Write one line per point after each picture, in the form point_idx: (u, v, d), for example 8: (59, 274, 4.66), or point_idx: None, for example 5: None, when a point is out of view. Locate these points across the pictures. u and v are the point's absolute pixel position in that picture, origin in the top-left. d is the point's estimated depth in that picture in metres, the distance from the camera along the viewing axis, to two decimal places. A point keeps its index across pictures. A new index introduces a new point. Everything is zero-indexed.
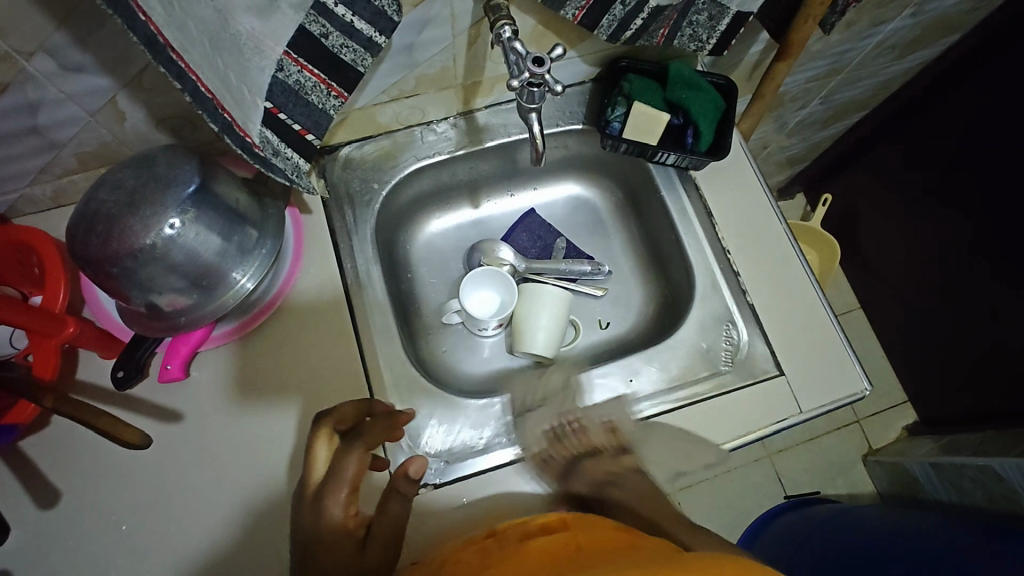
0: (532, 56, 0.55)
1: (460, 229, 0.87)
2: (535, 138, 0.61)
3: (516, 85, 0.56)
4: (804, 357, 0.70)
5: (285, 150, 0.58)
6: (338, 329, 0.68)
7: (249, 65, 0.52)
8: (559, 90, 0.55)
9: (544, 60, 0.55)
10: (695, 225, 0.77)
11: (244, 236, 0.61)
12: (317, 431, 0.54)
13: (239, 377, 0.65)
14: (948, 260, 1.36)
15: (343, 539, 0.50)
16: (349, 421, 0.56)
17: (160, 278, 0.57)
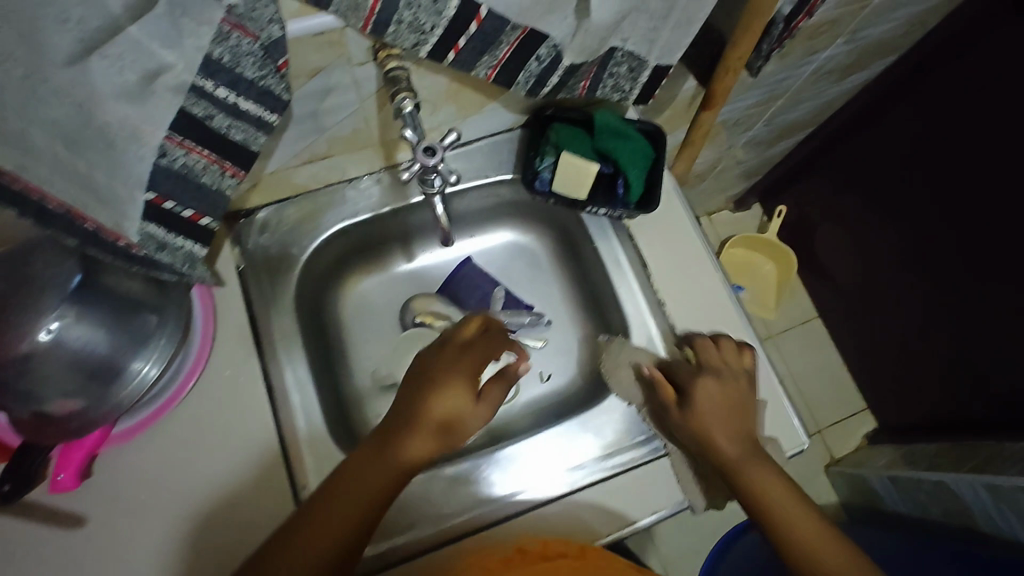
0: (423, 147, 0.55)
1: (396, 281, 0.83)
2: (441, 220, 0.65)
3: (409, 176, 0.58)
4: None
5: (174, 240, 0.54)
6: (258, 410, 0.65)
7: (122, 158, 0.47)
8: (453, 181, 0.59)
9: (435, 149, 0.55)
10: (632, 279, 0.74)
11: (138, 322, 0.56)
12: (471, 318, 0.68)
13: (148, 470, 0.62)
14: (898, 272, 1.37)
15: (384, 470, 0.57)
16: (488, 325, 0.68)
17: (44, 383, 0.52)
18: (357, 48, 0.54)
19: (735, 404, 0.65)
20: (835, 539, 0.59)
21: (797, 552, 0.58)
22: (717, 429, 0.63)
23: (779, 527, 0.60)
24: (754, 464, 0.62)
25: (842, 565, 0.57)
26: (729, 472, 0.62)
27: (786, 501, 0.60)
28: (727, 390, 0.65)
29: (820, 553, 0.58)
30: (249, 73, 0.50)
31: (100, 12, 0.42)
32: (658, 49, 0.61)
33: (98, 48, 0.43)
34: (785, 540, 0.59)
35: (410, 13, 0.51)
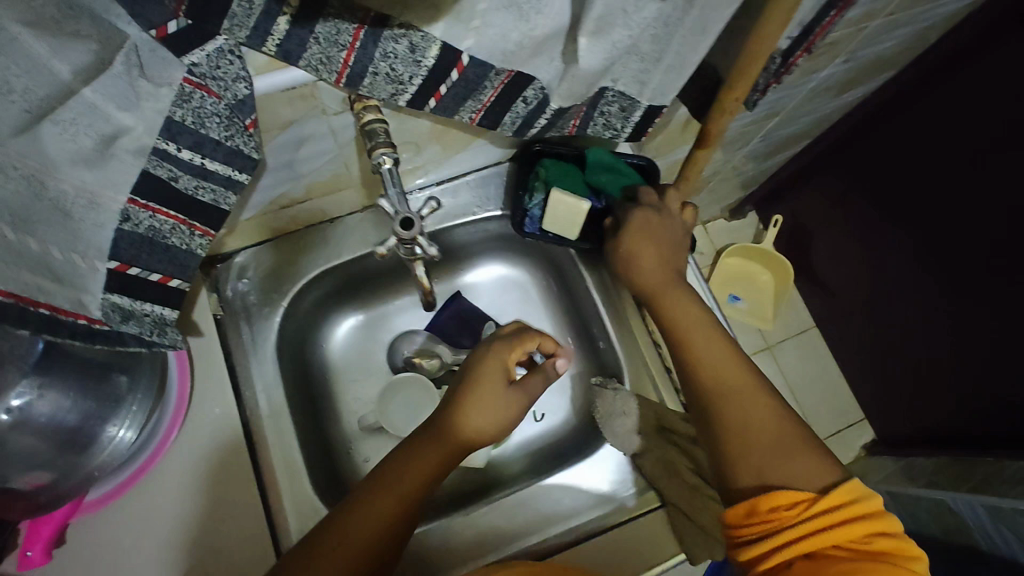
0: (400, 218, 0.54)
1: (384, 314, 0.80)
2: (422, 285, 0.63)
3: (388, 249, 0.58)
4: None
5: (140, 306, 0.50)
6: (238, 469, 0.62)
7: (81, 228, 0.44)
8: (434, 254, 0.57)
9: (412, 222, 0.55)
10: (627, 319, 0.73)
11: (109, 386, 0.54)
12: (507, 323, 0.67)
13: (121, 540, 0.58)
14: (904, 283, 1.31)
15: (444, 448, 0.56)
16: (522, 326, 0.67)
17: (10, 462, 0.49)
18: (331, 100, 0.51)
19: (668, 252, 0.65)
20: (754, 387, 0.56)
21: (707, 397, 0.57)
22: (648, 247, 0.65)
23: (689, 359, 0.59)
24: (673, 292, 0.63)
25: (742, 385, 0.56)
26: (654, 298, 0.64)
27: (706, 345, 0.59)
28: (636, 236, 0.65)
29: (738, 395, 0.55)
30: (215, 133, 0.47)
31: (47, 80, 0.39)
32: (650, 90, 0.58)
33: (49, 113, 0.39)
34: (702, 389, 0.58)
35: (386, 64, 0.48)
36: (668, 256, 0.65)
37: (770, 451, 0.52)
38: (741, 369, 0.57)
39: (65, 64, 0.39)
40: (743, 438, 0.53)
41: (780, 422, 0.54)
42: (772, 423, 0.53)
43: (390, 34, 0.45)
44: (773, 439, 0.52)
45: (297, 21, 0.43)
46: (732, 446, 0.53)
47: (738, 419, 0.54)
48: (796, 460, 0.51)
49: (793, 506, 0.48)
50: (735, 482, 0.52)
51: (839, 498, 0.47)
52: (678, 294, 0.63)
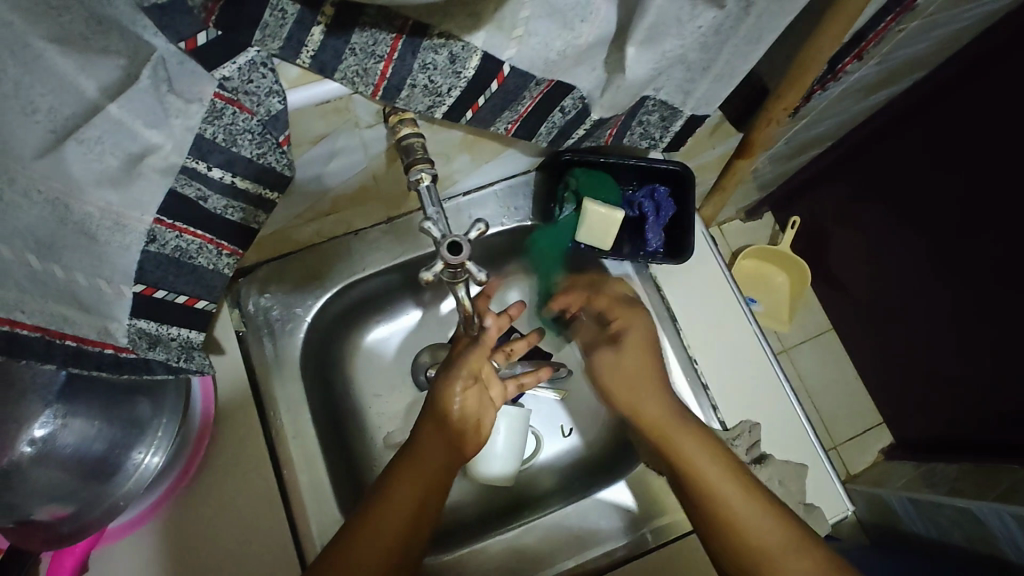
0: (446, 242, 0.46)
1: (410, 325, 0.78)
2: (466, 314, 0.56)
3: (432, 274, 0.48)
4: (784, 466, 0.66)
5: (168, 330, 0.49)
6: (262, 495, 0.59)
7: (106, 251, 0.41)
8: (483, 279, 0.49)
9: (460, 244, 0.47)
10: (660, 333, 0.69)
11: (132, 410, 0.52)
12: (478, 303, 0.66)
13: (146, 566, 0.57)
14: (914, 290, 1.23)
15: (441, 446, 0.57)
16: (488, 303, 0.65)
17: (32, 496, 0.47)
18: (365, 112, 0.48)
19: (652, 362, 0.64)
20: (770, 506, 0.54)
21: (728, 535, 0.53)
22: (641, 377, 0.62)
23: (703, 491, 0.55)
24: (677, 428, 0.59)
25: (746, 512, 0.54)
26: (654, 431, 0.60)
27: (721, 477, 0.55)
28: (634, 346, 0.64)
29: (729, 502, 0.54)
30: (247, 151, 0.44)
31: (73, 98, 0.37)
32: (694, 100, 0.56)
33: (74, 132, 0.37)
34: (720, 527, 0.54)
35: (425, 76, 0.45)
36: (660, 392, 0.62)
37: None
38: (746, 490, 0.54)
39: (93, 81, 0.37)
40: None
41: (809, 557, 0.52)
42: (798, 553, 0.52)
43: (429, 44, 0.43)
44: (779, 552, 0.52)
45: (332, 30, 0.40)
46: (761, 573, 0.52)
47: (769, 563, 0.52)
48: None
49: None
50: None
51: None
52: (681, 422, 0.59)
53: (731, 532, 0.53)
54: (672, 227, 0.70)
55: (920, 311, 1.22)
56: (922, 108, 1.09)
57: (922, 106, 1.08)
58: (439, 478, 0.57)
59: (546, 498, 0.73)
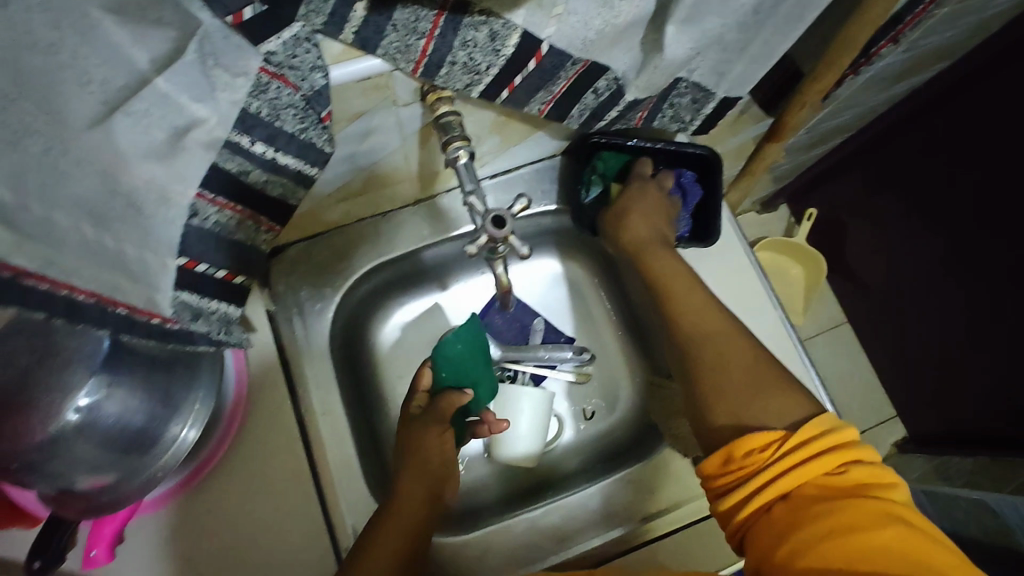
0: (492, 217, 0.48)
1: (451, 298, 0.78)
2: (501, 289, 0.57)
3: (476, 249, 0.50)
4: None
5: (208, 304, 0.49)
6: (295, 468, 0.61)
7: (151, 224, 0.42)
8: (526, 254, 0.50)
9: (506, 220, 0.48)
10: None
11: (170, 384, 0.53)
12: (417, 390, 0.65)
13: (184, 534, 0.58)
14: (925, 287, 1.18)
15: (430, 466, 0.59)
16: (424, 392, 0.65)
17: (75, 462, 0.48)
18: (404, 90, 0.49)
19: (657, 217, 0.65)
20: (733, 339, 0.57)
21: (687, 344, 0.58)
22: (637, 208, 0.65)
23: (673, 315, 0.60)
24: (654, 249, 0.64)
25: (726, 336, 0.57)
26: (635, 250, 0.65)
27: (692, 303, 0.60)
28: (635, 195, 0.66)
29: (712, 335, 0.58)
30: (289, 126, 0.45)
31: (124, 70, 0.37)
32: (728, 82, 0.55)
33: (122, 105, 0.37)
34: (683, 342, 0.59)
35: (465, 53, 0.45)
36: (651, 217, 0.65)
37: (744, 389, 0.53)
38: (713, 312, 0.60)
39: (144, 53, 0.37)
40: (725, 389, 0.54)
41: (757, 372, 0.55)
42: (748, 371, 0.55)
43: (470, 22, 0.42)
44: (759, 389, 0.53)
45: (374, 7, 0.40)
46: (742, 405, 0.53)
47: (721, 370, 0.55)
48: (771, 397, 0.53)
49: (769, 445, 0.49)
50: (712, 420, 0.53)
51: (807, 433, 0.49)
52: (660, 245, 0.65)
53: (705, 357, 0.56)
54: (699, 212, 0.70)
55: (928, 310, 1.19)
56: (939, 104, 1.04)
57: (937, 103, 1.04)
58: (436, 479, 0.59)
59: (567, 480, 0.73)
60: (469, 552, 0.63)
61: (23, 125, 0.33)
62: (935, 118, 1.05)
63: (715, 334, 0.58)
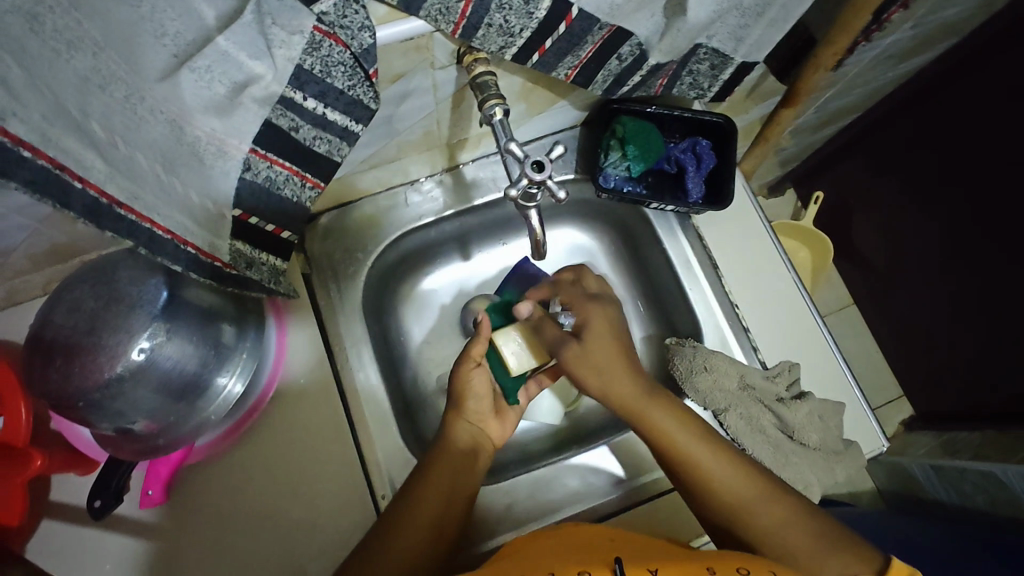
0: (531, 160, 0.51)
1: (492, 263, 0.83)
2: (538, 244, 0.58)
3: (514, 192, 0.53)
4: (824, 392, 0.70)
5: (259, 255, 0.54)
6: (331, 421, 0.64)
7: (210, 172, 0.45)
8: (562, 196, 0.53)
9: (545, 164, 0.52)
10: (690, 253, 0.74)
11: (217, 334, 0.56)
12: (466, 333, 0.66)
13: (229, 480, 0.61)
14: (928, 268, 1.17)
15: (452, 465, 0.58)
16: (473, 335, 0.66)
17: (135, 403, 0.51)
18: (442, 52, 0.52)
19: (619, 339, 0.61)
20: (779, 494, 0.55)
21: (732, 515, 0.55)
22: (598, 344, 0.59)
23: (707, 488, 0.56)
24: (619, 367, 0.59)
25: (714, 471, 0.56)
26: (627, 414, 0.59)
27: (722, 467, 0.56)
28: (596, 334, 0.60)
29: (698, 460, 0.56)
30: (339, 83, 0.46)
31: (195, 25, 0.39)
32: (746, 46, 0.59)
33: (188, 60, 0.39)
34: (724, 513, 0.55)
35: (501, 16, 0.48)
36: (613, 330, 0.61)
37: (812, 550, 0.52)
38: (696, 437, 0.57)
39: (211, 9, 0.39)
40: (796, 560, 0.52)
41: (813, 528, 0.53)
42: (806, 530, 0.53)
43: None
44: (768, 505, 0.55)
45: None
46: (740, 525, 0.54)
47: (779, 537, 0.53)
48: (838, 552, 0.51)
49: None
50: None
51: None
52: (620, 356, 0.59)
53: (705, 491, 0.56)
54: (713, 178, 0.73)
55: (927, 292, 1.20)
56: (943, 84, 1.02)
57: (940, 83, 1.02)
58: (458, 468, 0.59)
59: (591, 438, 0.77)
60: (497, 501, 0.67)
61: (109, 71, 0.37)
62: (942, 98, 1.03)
63: (698, 459, 0.56)
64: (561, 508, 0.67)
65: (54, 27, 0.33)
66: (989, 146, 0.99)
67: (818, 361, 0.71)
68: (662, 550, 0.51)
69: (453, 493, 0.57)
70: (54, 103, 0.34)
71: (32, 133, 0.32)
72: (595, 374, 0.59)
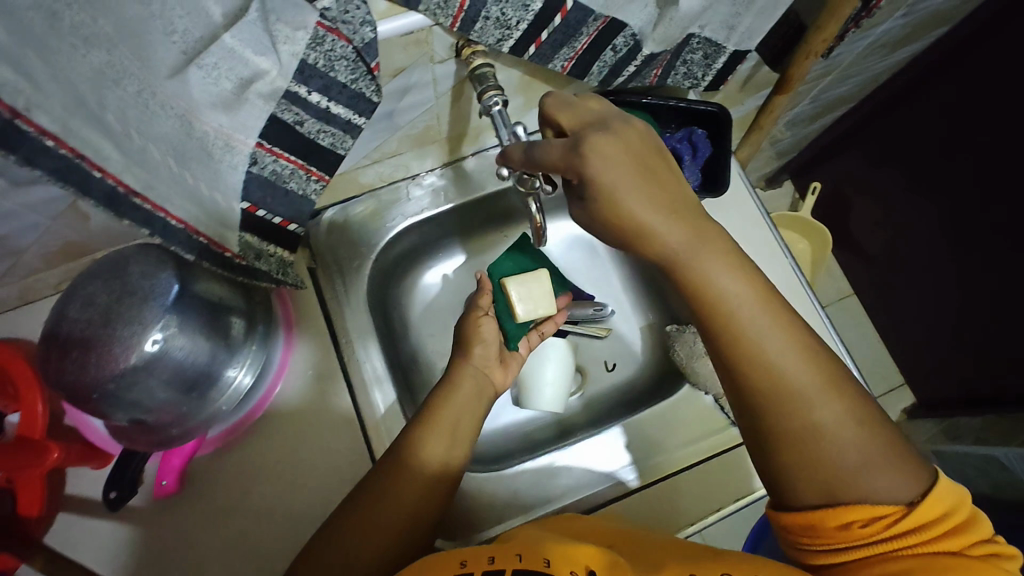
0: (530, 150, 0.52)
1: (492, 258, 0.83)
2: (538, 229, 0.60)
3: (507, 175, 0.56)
4: None
5: (266, 247, 0.56)
6: (340, 411, 0.65)
7: (220, 168, 0.46)
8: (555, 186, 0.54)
9: None
10: None
11: (224, 326, 0.57)
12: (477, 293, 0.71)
13: (240, 471, 0.62)
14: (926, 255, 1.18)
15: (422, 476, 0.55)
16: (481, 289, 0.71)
17: (150, 393, 0.52)
18: (441, 46, 0.54)
19: (661, 169, 0.47)
20: (834, 385, 0.46)
21: (779, 400, 0.45)
22: (624, 167, 0.45)
23: (744, 353, 0.46)
24: (653, 188, 0.45)
25: (761, 329, 0.46)
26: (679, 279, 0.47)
27: (772, 337, 0.46)
28: (626, 140, 0.46)
29: (742, 319, 0.46)
30: (342, 77, 0.48)
31: (201, 22, 0.40)
32: (738, 34, 0.60)
33: (196, 57, 0.41)
34: (761, 382, 0.46)
35: (498, 9, 0.49)
36: (650, 156, 0.47)
37: (852, 430, 0.45)
38: (752, 291, 0.47)
39: (218, 6, 0.41)
40: (829, 439, 0.44)
41: (862, 431, 0.45)
42: (858, 431, 0.45)
43: None
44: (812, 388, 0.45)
45: None
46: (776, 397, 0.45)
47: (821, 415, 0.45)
48: (883, 465, 0.44)
49: (880, 520, 0.42)
50: (804, 494, 0.45)
51: (932, 507, 0.42)
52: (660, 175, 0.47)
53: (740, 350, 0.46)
54: (709, 166, 0.74)
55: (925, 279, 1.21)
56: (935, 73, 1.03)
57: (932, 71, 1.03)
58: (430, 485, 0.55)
59: (597, 423, 0.78)
60: (503, 488, 0.68)
61: (122, 66, 0.38)
62: (936, 86, 1.04)
63: (724, 286, 0.46)
64: (562, 496, 0.68)
65: (70, 22, 0.35)
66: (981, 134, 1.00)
67: (815, 343, 0.72)
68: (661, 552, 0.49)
69: (437, 482, 0.56)
70: (71, 94, 0.35)
71: (55, 124, 0.33)
72: (630, 222, 0.45)
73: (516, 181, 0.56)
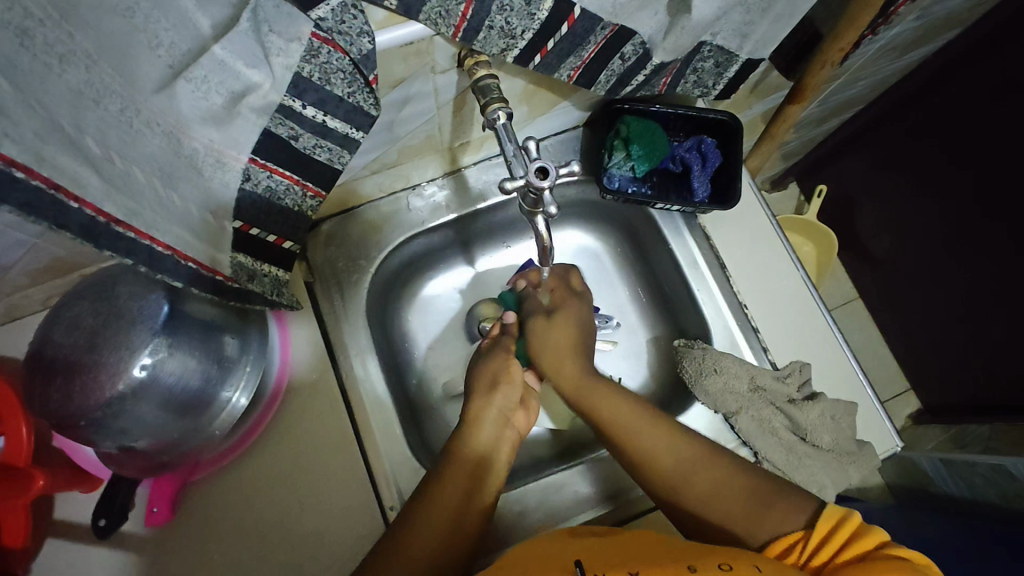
0: (536, 167, 0.50)
1: (501, 275, 0.82)
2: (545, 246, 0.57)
3: (511, 188, 0.50)
4: (835, 392, 0.69)
5: (260, 267, 0.54)
6: (337, 431, 0.63)
7: (210, 184, 0.44)
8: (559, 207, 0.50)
9: (548, 171, 0.50)
10: (692, 245, 0.73)
11: (219, 347, 0.55)
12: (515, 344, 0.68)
13: (234, 497, 0.60)
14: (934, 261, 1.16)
15: (468, 471, 0.57)
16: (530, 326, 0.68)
17: (140, 418, 0.50)
18: (442, 56, 0.51)
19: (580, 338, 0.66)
20: (713, 464, 0.57)
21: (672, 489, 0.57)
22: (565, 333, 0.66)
23: (648, 465, 0.58)
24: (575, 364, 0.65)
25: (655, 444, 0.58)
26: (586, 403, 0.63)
27: (654, 442, 0.58)
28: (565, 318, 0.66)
29: (636, 433, 0.59)
30: (339, 90, 0.45)
31: (189, 34, 0.38)
32: (751, 43, 0.58)
33: (184, 70, 0.38)
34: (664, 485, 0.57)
35: (502, 17, 0.47)
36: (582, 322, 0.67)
37: (748, 503, 0.53)
38: (631, 415, 0.60)
39: (206, 17, 0.38)
40: (725, 510, 0.54)
41: (754, 488, 0.55)
42: (741, 485, 0.55)
43: None
44: (696, 472, 0.56)
45: None
46: (680, 494, 0.56)
47: (714, 502, 0.55)
48: (773, 506, 0.53)
49: (794, 547, 0.49)
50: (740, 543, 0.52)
51: (826, 526, 0.49)
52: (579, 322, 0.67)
53: (648, 473, 0.58)
54: (719, 177, 0.72)
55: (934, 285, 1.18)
56: (947, 75, 1.00)
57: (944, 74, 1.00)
58: (472, 481, 0.57)
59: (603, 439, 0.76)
60: (507, 510, 0.65)
61: (103, 84, 0.36)
62: (948, 89, 1.01)
63: (622, 419, 0.60)
64: (567, 518, 0.65)
65: (45, 40, 0.32)
66: (991, 138, 0.97)
67: (829, 361, 0.70)
68: (651, 545, 0.49)
69: (478, 488, 0.57)
70: (45, 119, 0.33)
71: (26, 153, 0.31)
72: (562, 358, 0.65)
73: (521, 201, 0.53)
